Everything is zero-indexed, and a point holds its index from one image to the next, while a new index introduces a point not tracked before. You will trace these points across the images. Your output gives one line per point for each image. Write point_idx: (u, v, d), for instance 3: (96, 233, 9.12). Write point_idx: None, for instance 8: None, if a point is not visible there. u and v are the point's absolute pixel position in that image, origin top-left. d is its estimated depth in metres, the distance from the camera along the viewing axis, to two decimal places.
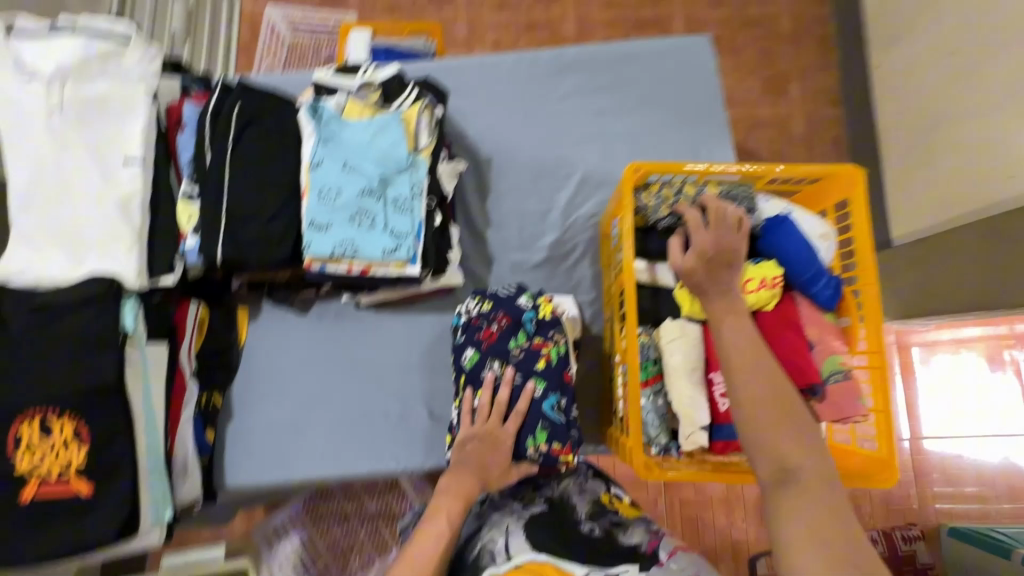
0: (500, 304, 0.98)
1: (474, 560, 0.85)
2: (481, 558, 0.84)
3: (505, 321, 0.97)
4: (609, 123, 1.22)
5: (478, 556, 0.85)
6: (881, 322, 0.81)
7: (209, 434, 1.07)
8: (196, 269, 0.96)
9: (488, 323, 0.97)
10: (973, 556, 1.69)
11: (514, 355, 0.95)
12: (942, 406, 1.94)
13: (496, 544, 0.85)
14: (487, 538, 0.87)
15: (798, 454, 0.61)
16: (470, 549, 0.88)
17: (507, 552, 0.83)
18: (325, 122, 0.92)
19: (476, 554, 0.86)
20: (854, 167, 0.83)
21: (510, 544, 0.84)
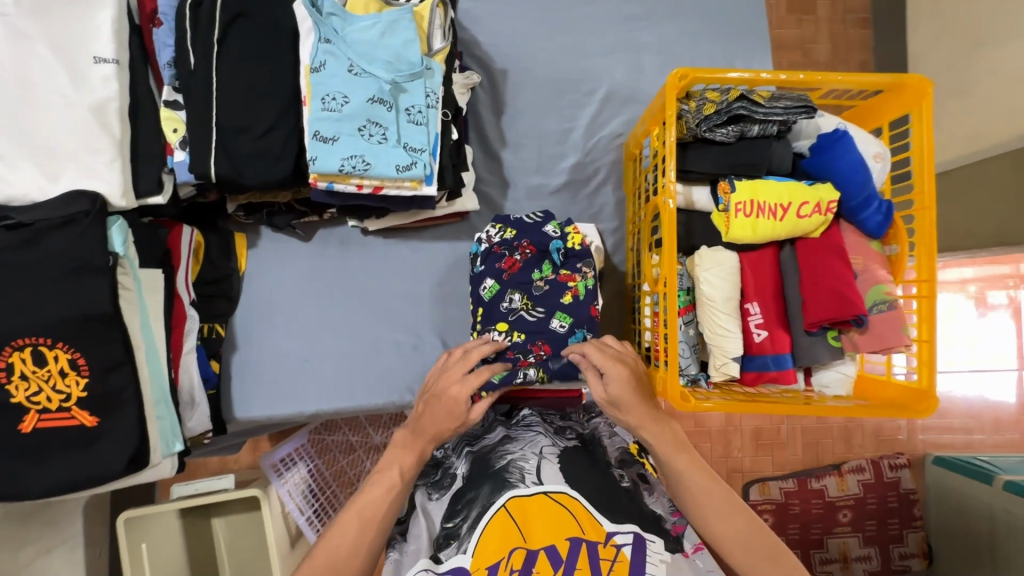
0: (524, 232, 0.91)
1: (501, 470, 0.80)
2: (509, 471, 0.80)
3: (529, 251, 0.92)
4: (637, 32, 1.10)
5: (505, 468, 0.80)
6: (933, 251, 0.76)
7: (214, 365, 1.03)
8: (186, 186, 0.89)
9: (511, 252, 0.91)
10: (956, 483, 1.78)
11: (537, 288, 0.90)
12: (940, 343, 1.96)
13: (526, 463, 0.81)
14: (517, 453, 0.83)
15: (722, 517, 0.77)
16: (495, 457, 0.83)
17: (538, 476, 0.79)
18: (326, 16, 0.80)
19: (503, 464, 0.81)
20: (922, 78, 0.74)
21: (542, 470, 0.79)
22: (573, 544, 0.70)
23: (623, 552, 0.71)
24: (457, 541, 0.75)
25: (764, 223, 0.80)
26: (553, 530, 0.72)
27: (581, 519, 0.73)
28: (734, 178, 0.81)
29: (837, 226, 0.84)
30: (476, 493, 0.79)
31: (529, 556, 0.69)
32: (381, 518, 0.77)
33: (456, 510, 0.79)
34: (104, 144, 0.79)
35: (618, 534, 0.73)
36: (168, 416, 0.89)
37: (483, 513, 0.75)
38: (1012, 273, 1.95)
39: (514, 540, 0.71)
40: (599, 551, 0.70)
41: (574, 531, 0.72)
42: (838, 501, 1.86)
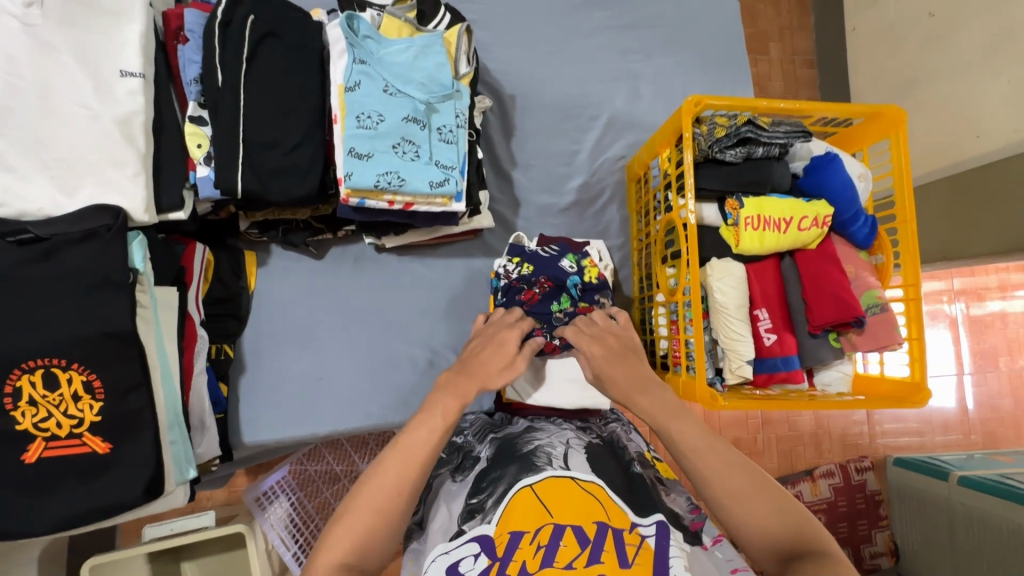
0: (542, 267, 0.96)
1: (529, 454, 0.82)
2: (536, 455, 0.81)
3: (547, 285, 0.95)
4: (634, 63, 1.18)
5: (533, 452, 0.82)
6: (917, 257, 0.86)
7: (222, 388, 0.99)
8: (205, 203, 0.88)
9: (530, 286, 0.95)
10: (916, 482, 1.92)
11: (558, 318, 0.93)
12: None
13: (553, 450, 0.83)
14: (544, 441, 0.85)
15: (722, 479, 0.71)
16: (522, 443, 0.86)
17: (565, 461, 0.80)
18: (361, 39, 0.84)
19: (530, 448, 0.83)
20: (898, 107, 0.85)
21: (569, 455, 0.82)
22: (601, 528, 0.69)
23: (648, 542, 0.69)
24: (481, 513, 0.75)
25: (771, 235, 0.88)
26: (580, 511, 0.71)
27: (607, 505, 0.72)
28: (741, 195, 0.89)
29: (830, 239, 0.93)
30: (502, 473, 0.80)
31: (556, 531, 0.68)
32: (427, 457, 0.72)
33: (481, 487, 0.79)
34: (128, 158, 0.77)
35: (643, 526, 0.72)
36: (181, 440, 0.85)
37: (508, 490, 0.76)
38: (946, 288, 2.17)
39: (542, 518, 0.70)
40: (625, 537, 0.69)
41: (600, 516, 0.70)
42: (813, 505, 1.94)
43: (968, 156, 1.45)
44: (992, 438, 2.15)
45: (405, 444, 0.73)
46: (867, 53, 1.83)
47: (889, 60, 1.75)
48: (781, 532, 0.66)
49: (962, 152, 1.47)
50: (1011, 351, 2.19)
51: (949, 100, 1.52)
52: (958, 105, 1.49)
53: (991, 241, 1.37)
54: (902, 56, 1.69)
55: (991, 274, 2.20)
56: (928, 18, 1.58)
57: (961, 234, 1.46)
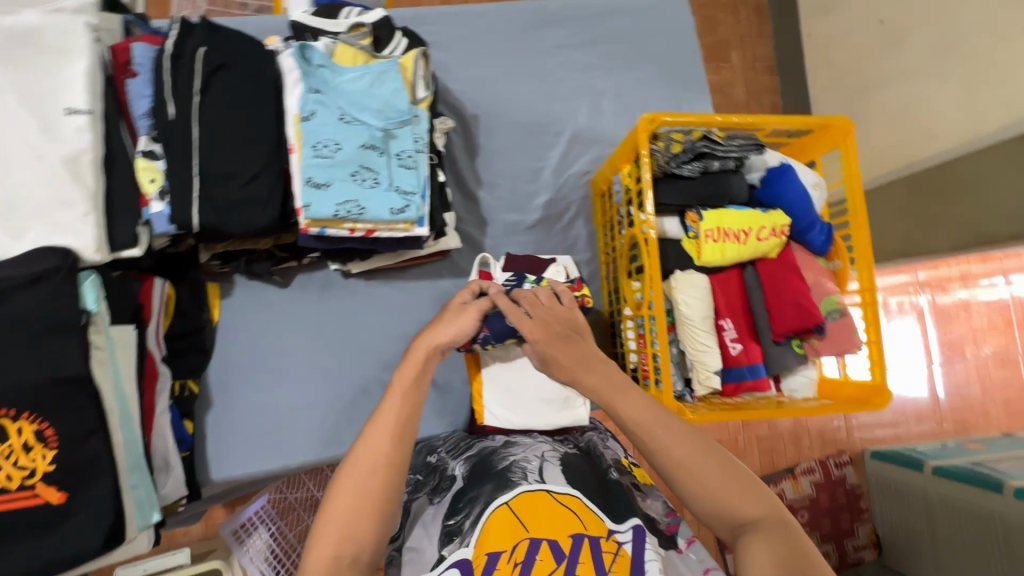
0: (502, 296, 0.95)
1: (504, 470, 0.80)
2: (512, 470, 0.80)
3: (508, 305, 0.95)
4: (595, 79, 1.20)
5: (508, 468, 0.81)
6: (870, 262, 0.89)
7: (188, 425, 0.96)
8: (162, 238, 0.86)
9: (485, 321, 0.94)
10: (893, 474, 1.95)
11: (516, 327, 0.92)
12: None
13: (530, 463, 0.82)
14: (519, 456, 0.84)
15: (674, 445, 0.68)
16: (498, 459, 0.84)
17: (540, 475, 0.79)
18: (315, 68, 0.83)
19: (505, 464, 0.82)
20: (845, 118, 0.88)
21: (545, 469, 0.80)
22: (576, 540, 0.69)
23: (625, 548, 0.71)
24: (460, 537, 0.74)
25: (731, 247, 0.89)
26: (556, 525, 0.71)
27: (583, 516, 0.73)
28: (701, 209, 0.90)
29: (789, 247, 0.94)
30: (479, 492, 0.78)
31: (532, 546, 0.68)
32: (402, 425, 0.69)
33: (459, 507, 0.78)
34: (78, 198, 0.76)
35: (619, 532, 0.72)
36: (143, 484, 0.82)
37: (485, 509, 0.75)
38: (912, 280, 2.22)
39: (518, 533, 0.70)
40: (601, 545, 0.70)
41: (576, 528, 0.71)
42: (795, 503, 1.97)
43: (922, 155, 1.50)
44: (963, 426, 2.21)
45: (370, 432, 0.68)
46: (823, 58, 1.89)
47: (844, 65, 1.81)
48: (737, 502, 0.66)
49: (917, 152, 1.51)
50: (976, 341, 2.26)
51: (902, 103, 1.57)
52: (911, 107, 1.53)
53: (948, 237, 1.42)
54: (856, 61, 1.75)
55: (953, 265, 2.27)
56: (879, 24, 1.64)
57: (920, 231, 1.50)
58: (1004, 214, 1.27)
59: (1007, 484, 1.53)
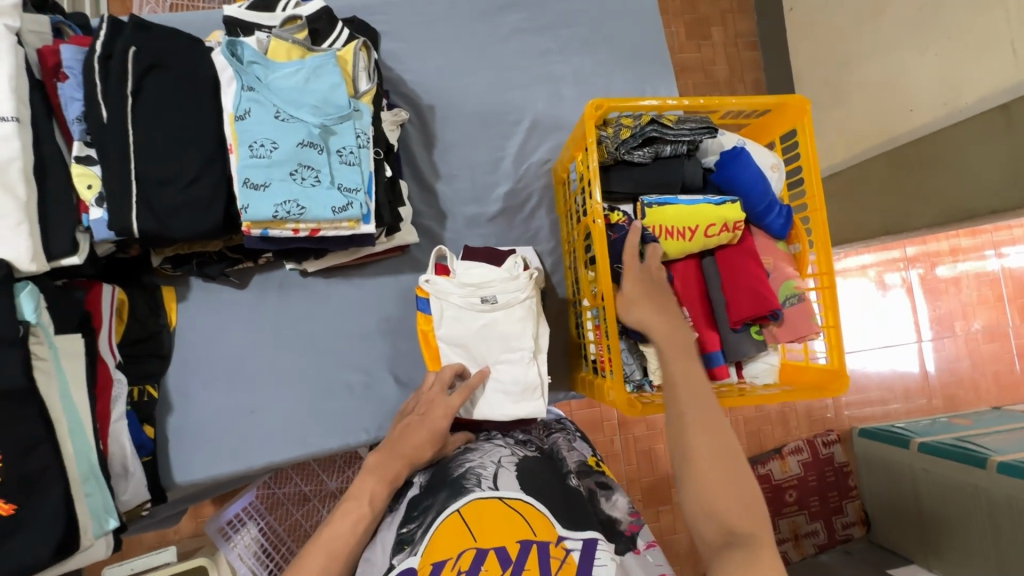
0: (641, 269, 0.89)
1: (459, 477, 0.77)
2: (466, 476, 0.77)
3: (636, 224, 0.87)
4: (554, 64, 1.17)
5: (463, 474, 0.78)
6: (829, 244, 0.87)
7: (148, 430, 0.96)
8: (104, 244, 0.85)
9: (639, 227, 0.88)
10: (880, 451, 1.94)
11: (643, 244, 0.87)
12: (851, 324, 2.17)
13: (484, 469, 0.78)
14: (475, 462, 0.80)
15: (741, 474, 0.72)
16: (454, 466, 0.81)
17: (494, 482, 0.76)
18: (247, 65, 0.81)
19: (461, 471, 0.79)
20: (800, 97, 0.85)
21: (499, 475, 0.77)
22: (524, 547, 0.67)
23: (572, 556, 0.68)
24: (410, 545, 0.71)
25: (674, 244, 0.88)
26: (503, 531, 0.69)
27: (533, 521, 0.70)
28: (647, 202, 0.87)
29: (749, 233, 0.93)
30: (433, 500, 0.76)
31: (476, 556, 0.66)
32: (352, 543, 0.76)
33: (412, 515, 0.75)
34: (9, 208, 0.74)
35: (569, 539, 0.69)
36: (99, 492, 0.82)
37: (437, 517, 0.72)
38: (900, 256, 2.20)
39: (464, 542, 0.68)
40: (549, 552, 0.67)
41: (525, 533, 0.69)
42: (783, 482, 1.97)
43: (901, 131, 1.46)
44: (953, 401, 2.20)
45: (326, 535, 0.76)
46: (803, 31, 1.84)
47: (823, 38, 1.76)
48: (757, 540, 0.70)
49: (898, 126, 1.47)
50: (965, 315, 2.24)
51: (881, 76, 1.53)
52: (889, 80, 1.49)
53: (926, 215, 1.39)
54: (835, 34, 1.70)
55: (942, 240, 2.24)
56: None
57: (899, 207, 1.47)
58: (981, 188, 1.24)
59: (990, 460, 1.52)
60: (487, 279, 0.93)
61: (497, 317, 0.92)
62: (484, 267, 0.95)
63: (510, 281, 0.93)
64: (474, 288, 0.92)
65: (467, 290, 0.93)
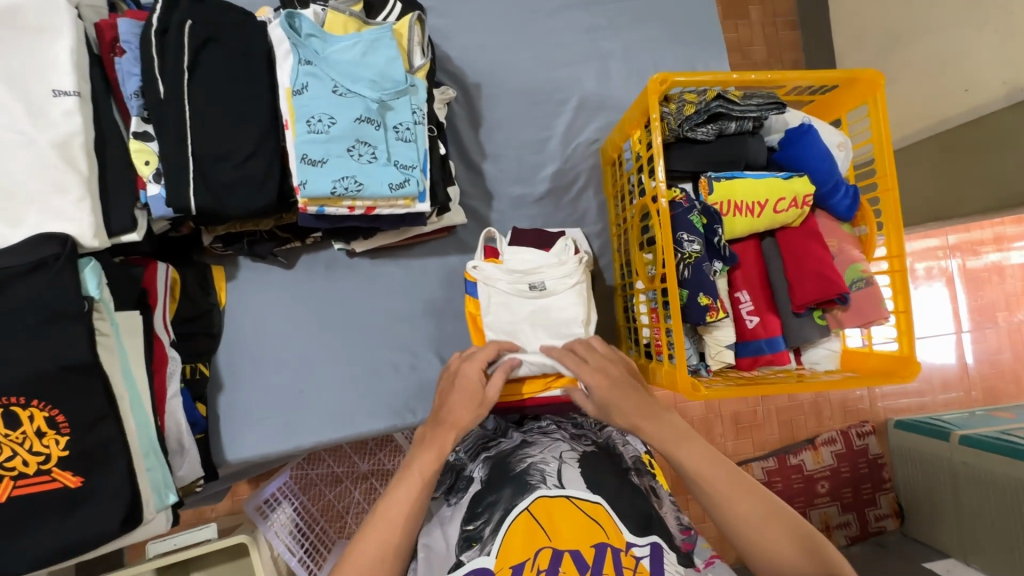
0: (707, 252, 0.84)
1: (522, 472, 0.76)
2: (529, 473, 0.75)
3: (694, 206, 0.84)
4: (603, 40, 1.13)
5: (526, 471, 0.76)
6: (900, 226, 0.83)
7: (201, 408, 0.97)
8: (161, 222, 0.86)
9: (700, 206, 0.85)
10: (918, 444, 1.90)
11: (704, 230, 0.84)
12: None
13: (547, 465, 0.77)
14: (537, 457, 0.79)
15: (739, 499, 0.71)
16: (515, 461, 0.79)
17: (559, 479, 0.74)
18: (304, 38, 0.79)
19: (523, 467, 0.77)
20: (875, 71, 0.81)
21: (563, 471, 0.75)
22: (599, 550, 0.65)
23: (644, 564, 0.65)
24: (480, 544, 0.70)
25: (740, 221, 0.86)
26: (577, 534, 0.66)
27: (604, 523, 0.68)
28: (714, 176, 0.85)
29: (812, 215, 0.90)
30: (498, 496, 0.74)
31: (554, 558, 0.64)
32: (411, 517, 0.74)
33: (477, 512, 0.74)
34: (72, 183, 0.75)
35: (637, 546, 0.67)
36: (158, 467, 0.83)
37: (505, 517, 0.71)
38: (941, 245, 2.13)
39: (539, 541, 0.66)
40: (622, 558, 0.65)
41: (598, 536, 0.66)
42: (815, 473, 1.94)
43: (958, 111, 1.39)
44: (993, 394, 2.14)
45: (384, 509, 0.74)
46: (850, 9, 1.77)
47: (871, 16, 1.69)
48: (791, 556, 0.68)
49: (952, 107, 1.41)
50: (1009, 306, 2.17)
51: (933, 55, 1.46)
52: (944, 58, 1.43)
53: (984, 199, 1.33)
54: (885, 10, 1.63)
55: (986, 228, 2.16)
56: None
57: (953, 191, 1.41)
58: None
59: None
60: (536, 265, 0.91)
61: (548, 305, 0.90)
62: (532, 252, 0.92)
63: (559, 268, 0.90)
64: (523, 274, 0.90)
65: (516, 276, 0.90)
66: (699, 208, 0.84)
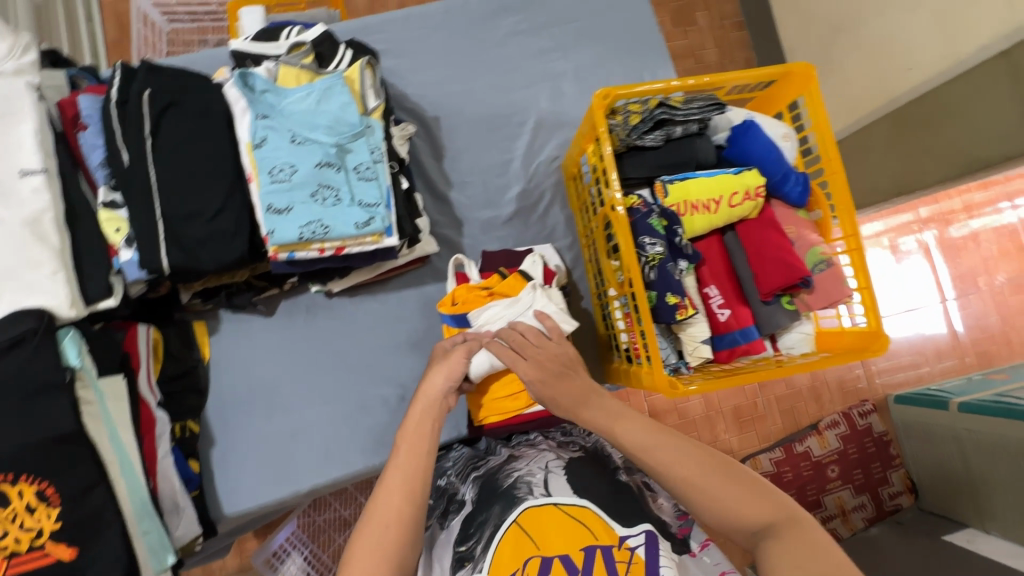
0: (669, 252, 0.86)
1: (510, 487, 0.76)
2: (517, 486, 0.76)
3: (648, 210, 0.87)
4: (553, 62, 1.18)
5: (513, 485, 0.77)
6: (851, 207, 0.86)
7: (193, 464, 0.97)
8: (138, 284, 0.87)
9: (659, 209, 0.87)
10: (920, 415, 1.91)
11: (665, 232, 0.86)
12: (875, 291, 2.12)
13: (534, 476, 0.77)
14: (523, 470, 0.79)
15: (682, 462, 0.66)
16: (503, 476, 0.80)
17: (546, 488, 0.75)
18: (259, 94, 0.83)
19: (510, 482, 0.78)
20: (805, 64, 0.86)
21: (550, 479, 0.76)
22: (589, 552, 0.65)
23: (639, 554, 0.66)
24: (472, 563, 0.71)
25: (699, 219, 0.89)
26: (566, 539, 0.67)
27: (594, 527, 0.68)
28: (667, 179, 0.88)
29: (768, 205, 0.93)
30: (488, 514, 0.75)
31: (544, 564, 0.65)
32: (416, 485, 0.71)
33: (469, 532, 0.74)
34: (45, 258, 0.77)
35: (631, 537, 0.68)
36: (155, 528, 0.83)
37: (495, 533, 0.71)
38: (913, 220, 2.17)
39: (527, 550, 0.67)
40: (615, 555, 0.66)
41: (587, 539, 0.67)
42: (823, 458, 1.93)
43: (904, 90, 1.44)
44: (987, 357, 2.16)
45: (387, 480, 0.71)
46: (791, 5, 1.85)
47: (813, 9, 1.76)
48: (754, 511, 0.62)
49: (899, 87, 1.46)
50: (988, 269, 2.20)
51: (878, 38, 1.51)
52: (890, 41, 1.47)
53: (940, 170, 1.35)
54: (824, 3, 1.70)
55: (953, 198, 2.22)
56: None
57: (909, 165, 1.45)
58: (998, 135, 1.20)
59: None
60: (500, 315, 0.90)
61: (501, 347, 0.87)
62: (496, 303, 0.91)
63: (519, 307, 0.90)
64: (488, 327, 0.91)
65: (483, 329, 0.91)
66: (658, 212, 0.87)
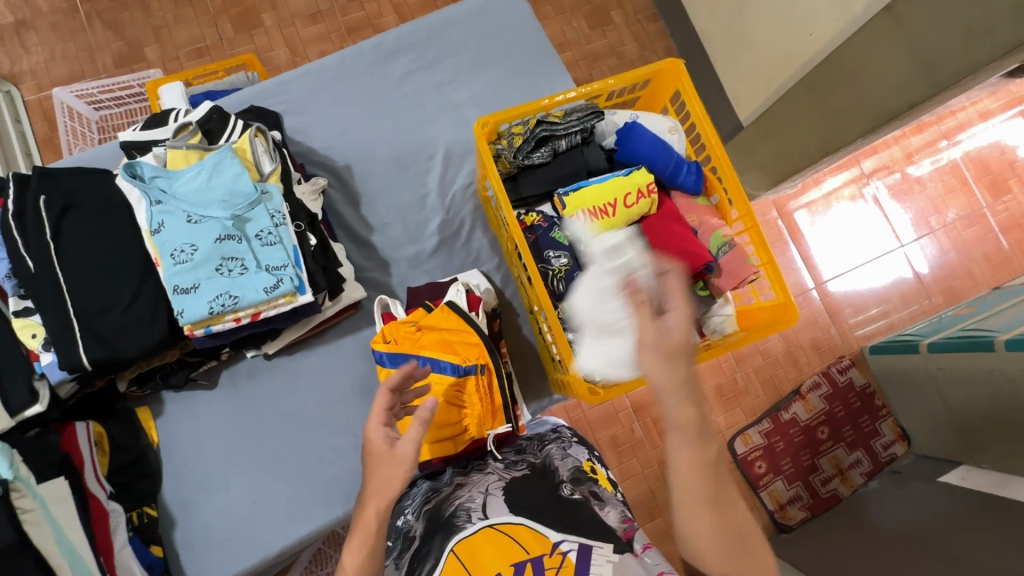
0: (575, 261, 0.92)
1: (450, 516, 0.80)
2: (457, 514, 0.79)
3: (551, 227, 0.93)
4: (452, 93, 1.20)
5: (454, 513, 0.80)
6: (741, 190, 0.89)
7: (155, 550, 0.98)
8: (66, 384, 0.89)
9: (559, 226, 0.93)
10: (895, 363, 1.79)
11: (567, 244, 0.92)
12: (836, 248, 1.97)
13: (473, 502, 0.81)
14: (465, 496, 0.83)
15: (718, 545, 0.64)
16: (446, 505, 0.83)
17: (484, 512, 0.79)
18: (150, 181, 0.86)
19: (452, 510, 0.81)
20: (672, 60, 0.90)
21: (488, 503, 0.80)
22: (518, 566, 0.71)
23: (569, 557, 0.71)
24: None
25: (599, 224, 0.91)
26: (498, 558, 0.72)
27: (524, 540, 0.73)
28: (562, 192, 0.91)
29: (667, 198, 0.96)
30: (429, 546, 0.78)
31: None
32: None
33: (414, 566, 0.78)
34: None
35: (563, 542, 0.73)
36: None
37: (436, 563, 0.75)
38: (860, 173, 2.00)
39: None
40: (545, 562, 0.71)
41: (518, 554, 0.72)
42: (811, 422, 1.86)
43: (810, 55, 1.42)
44: (954, 294, 1.96)
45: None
46: None
47: None
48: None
49: (803, 52, 1.45)
50: (937, 209, 2.00)
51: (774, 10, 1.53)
52: (784, 11, 1.50)
53: (853, 126, 1.32)
54: None
55: (892, 145, 2.02)
56: None
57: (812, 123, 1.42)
58: (902, 83, 1.18)
59: (995, 340, 1.40)
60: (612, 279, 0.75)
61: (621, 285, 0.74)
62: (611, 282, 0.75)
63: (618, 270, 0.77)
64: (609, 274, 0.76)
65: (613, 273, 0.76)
66: (558, 227, 0.93)
